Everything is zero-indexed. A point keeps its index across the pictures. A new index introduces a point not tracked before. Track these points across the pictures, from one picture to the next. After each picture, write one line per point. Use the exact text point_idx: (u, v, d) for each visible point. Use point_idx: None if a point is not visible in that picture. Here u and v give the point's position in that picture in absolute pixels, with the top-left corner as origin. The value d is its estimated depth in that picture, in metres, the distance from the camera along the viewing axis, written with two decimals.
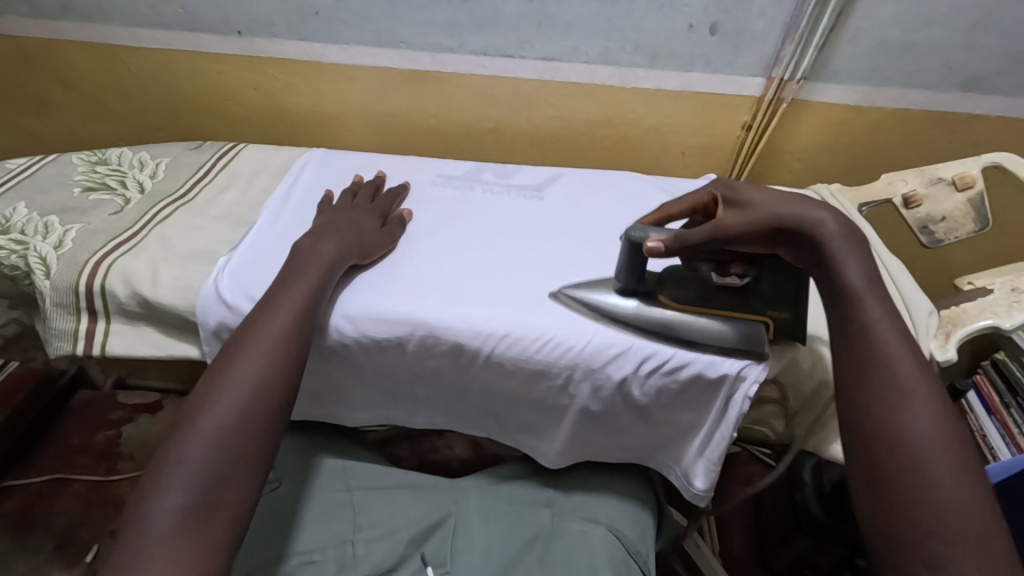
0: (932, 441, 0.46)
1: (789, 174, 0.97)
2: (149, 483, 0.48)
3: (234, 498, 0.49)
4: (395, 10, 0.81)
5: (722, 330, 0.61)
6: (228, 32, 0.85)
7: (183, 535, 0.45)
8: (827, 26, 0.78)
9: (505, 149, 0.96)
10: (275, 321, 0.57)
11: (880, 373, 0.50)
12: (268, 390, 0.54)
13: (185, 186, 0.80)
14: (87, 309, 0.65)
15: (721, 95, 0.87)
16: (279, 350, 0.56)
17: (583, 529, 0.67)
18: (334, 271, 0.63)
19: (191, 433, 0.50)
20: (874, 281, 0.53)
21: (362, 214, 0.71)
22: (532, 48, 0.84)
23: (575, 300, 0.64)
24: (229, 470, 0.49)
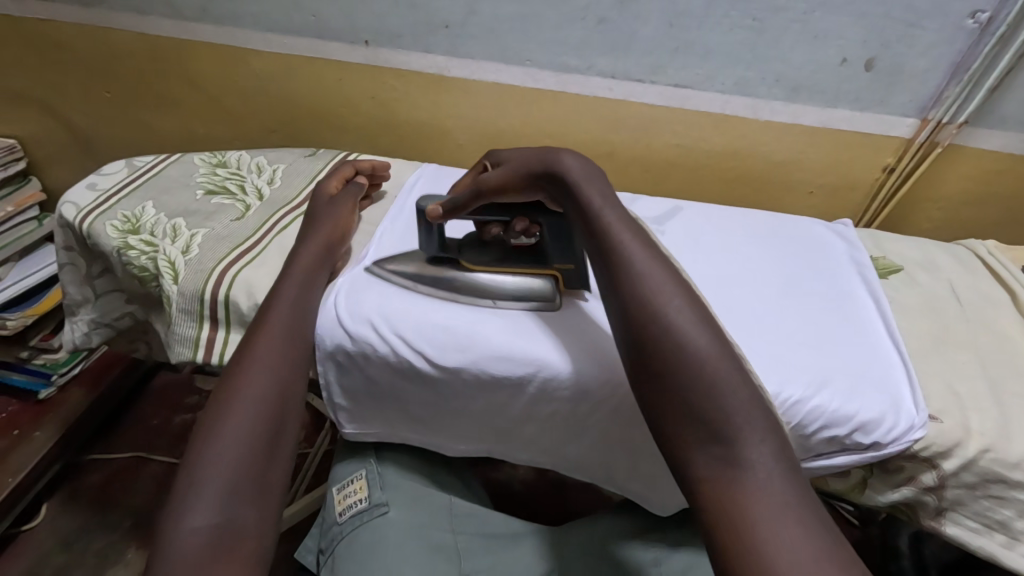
0: (699, 333, 0.44)
1: (927, 223, 0.88)
2: (177, 508, 0.45)
3: (259, 513, 0.47)
4: (526, 28, 0.78)
5: (516, 285, 0.65)
6: (355, 40, 0.84)
7: (209, 553, 0.43)
8: (1005, 68, 0.71)
9: (618, 175, 0.91)
10: (271, 329, 0.58)
11: (628, 276, 0.48)
12: (274, 411, 0.53)
13: (301, 194, 0.80)
14: (209, 317, 0.65)
15: (867, 134, 0.80)
16: (274, 357, 0.56)
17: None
18: (317, 276, 0.64)
19: (202, 458, 0.48)
20: (613, 201, 0.54)
21: (341, 207, 0.72)
22: (665, 74, 0.79)
23: (384, 272, 0.67)
24: (243, 483, 0.48)
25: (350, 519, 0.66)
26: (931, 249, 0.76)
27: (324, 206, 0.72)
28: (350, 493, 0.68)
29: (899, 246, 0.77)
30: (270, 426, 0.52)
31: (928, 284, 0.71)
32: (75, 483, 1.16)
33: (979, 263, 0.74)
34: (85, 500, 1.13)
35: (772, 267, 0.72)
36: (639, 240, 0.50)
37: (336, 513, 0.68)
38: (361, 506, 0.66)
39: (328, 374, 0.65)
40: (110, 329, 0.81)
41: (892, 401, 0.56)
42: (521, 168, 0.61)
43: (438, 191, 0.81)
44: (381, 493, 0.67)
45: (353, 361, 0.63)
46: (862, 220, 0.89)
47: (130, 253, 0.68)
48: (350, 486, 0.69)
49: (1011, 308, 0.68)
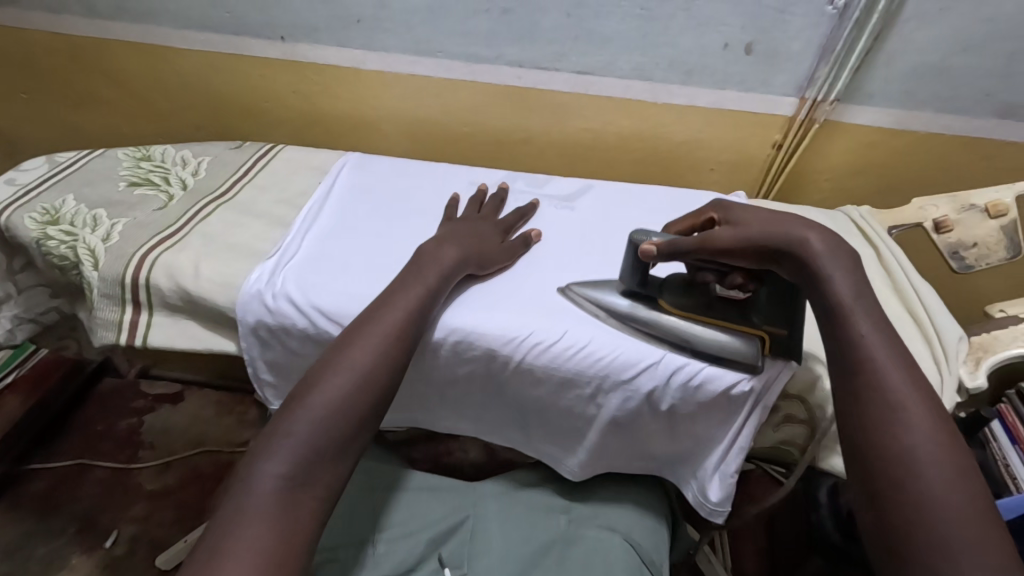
0: (940, 471, 0.43)
1: (817, 193, 0.96)
2: (257, 450, 0.50)
3: (328, 479, 0.51)
4: (435, 20, 0.83)
5: (716, 338, 0.61)
6: (272, 36, 0.87)
7: (276, 504, 0.47)
8: (863, 49, 0.79)
9: (536, 159, 0.97)
10: (395, 313, 0.59)
11: (870, 388, 0.47)
12: (369, 389, 0.55)
13: (224, 184, 0.82)
14: (131, 301, 0.67)
15: (754, 113, 0.88)
16: (387, 344, 0.57)
17: (599, 535, 0.67)
18: (449, 277, 0.65)
19: (300, 408, 0.52)
20: (863, 298, 0.51)
21: (485, 225, 0.74)
22: (569, 61, 0.85)
23: (585, 299, 0.66)
24: (330, 451, 0.51)
25: None
26: (810, 214, 0.85)
27: (483, 240, 0.71)
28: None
29: (785, 213, 0.85)
30: (358, 408, 0.54)
31: None
32: (16, 490, 1.15)
33: (853, 225, 0.81)
34: (27, 507, 1.12)
35: None
36: (896, 362, 0.48)
37: None
38: None
39: (253, 350, 0.68)
40: (36, 325, 0.82)
41: None
42: (757, 239, 0.55)
43: (364, 177, 0.85)
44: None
45: (275, 335, 0.66)
46: (762, 193, 0.96)
47: (49, 243, 0.69)
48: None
49: (875, 263, 0.76)
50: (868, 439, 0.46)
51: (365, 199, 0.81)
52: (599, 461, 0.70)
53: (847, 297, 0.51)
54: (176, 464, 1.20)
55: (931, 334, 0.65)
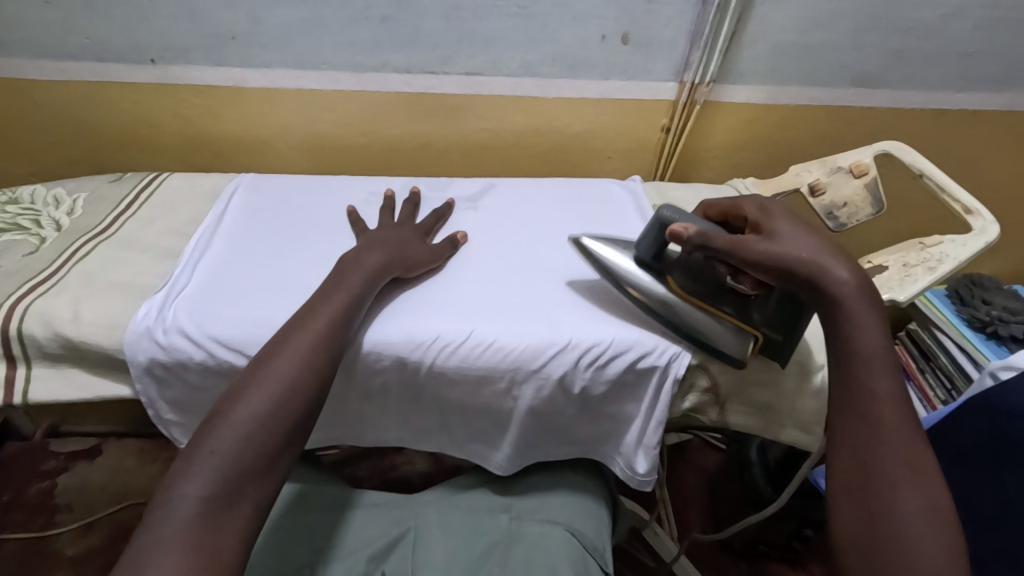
0: (931, 540, 0.43)
1: (709, 170, 1.02)
2: (177, 466, 0.47)
3: (257, 494, 0.48)
4: (314, 32, 0.81)
5: (712, 328, 0.63)
6: (142, 59, 0.83)
7: (198, 529, 0.44)
8: (728, 32, 0.84)
9: (438, 162, 0.97)
10: (319, 322, 0.58)
11: (875, 435, 0.48)
12: (299, 397, 0.53)
13: (105, 220, 0.77)
14: (5, 355, 0.63)
15: (640, 99, 0.91)
16: (311, 352, 0.55)
17: (541, 530, 0.65)
18: (373, 284, 0.64)
19: (226, 426, 0.49)
20: (887, 352, 0.51)
21: (407, 232, 0.74)
22: (455, 63, 0.86)
23: (597, 262, 0.68)
24: (257, 470, 0.49)
25: None
26: (702, 191, 0.90)
27: (407, 245, 0.71)
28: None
29: (678, 192, 0.90)
30: (291, 422, 0.52)
31: None
32: None
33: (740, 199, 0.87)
34: None
35: (573, 224, 0.81)
36: (901, 426, 0.48)
37: None
38: None
39: (150, 391, 0.64)
40: None
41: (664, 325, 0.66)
42: (788, 262, 0.54)
43: (259, 197, 0.82)
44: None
45: (172, 372, 0.63)
46: (658, 176, 1.01)
47: None
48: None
49: None
50: (860, 496, 0.46)
51: (262, 218, 0.78)
52: (524, 452, 0.71)
53: (875, 351, 0.51)
54: (100, 525, 1.03)
55: None
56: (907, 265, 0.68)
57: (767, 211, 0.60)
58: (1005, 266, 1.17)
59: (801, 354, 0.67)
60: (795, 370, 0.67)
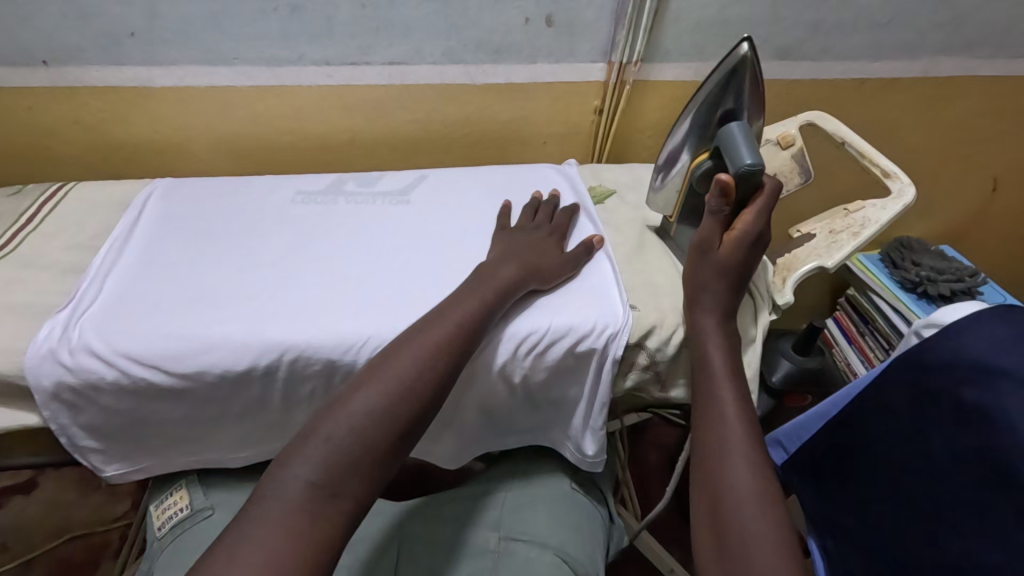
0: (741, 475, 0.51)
1: (644, 150, 1.01)
2: (292, 447, 0.48)
3: (358, 489, 0.48)
4: (221, 24, 0.77)
5: (664, 177, 0.69)
6: (32, 61, 0.77)
7: (301, 513, 0.45)
8: (652, 10, 0.83)
9: (369, 156, 0.94)
10: (450, 318, 0.57)
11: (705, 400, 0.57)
12: (417, 395, 0.52)
13: (2, 238, 0.72)
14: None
15: (570, 82, 0.90)
16: (433, 351, 0.54)
17: (529, 555, 0.63)
18: (514, 290, 0.62)
19: (341, 412, 0.49)
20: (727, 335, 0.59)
21: (542, 240, 0.71)
22: (377, 53, 0.83)
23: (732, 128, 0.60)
24: (362, 462, 0.48)
25: (169, 532, 0.65)
26: (638, 171, 0.90)
27: (542, 254, 0.68)
28: (170, 505, 0.67)
29: (613, 173, 0.90)
30: (401, 421, 0.50)
31: (633, 201, 0.84)
32: None
33: None
34: None
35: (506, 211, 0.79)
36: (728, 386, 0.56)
37: (155, 527, 0.67)
38: (182, 515, 0.66)
39: (61, 418, 0.60)
40: None
41: (600, 306, 0.65)
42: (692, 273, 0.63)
43: (176, 203, 0.77)
44: (204, 497, 0.67)
45: (83, 396, 0.59)
46: (595, 158, 1.00)
47: None
48: (169, 499, 0.68)
49: None
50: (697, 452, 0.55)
51: (179, 224, 0.74)
52: (470, 445, 0.70)
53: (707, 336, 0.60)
54: (39, 562, 0.97)
55: None
56: (833, 232, 0.69)
57: (759, 241, 0.62)
58: (933, 228, 1.22)
59: None
60: None
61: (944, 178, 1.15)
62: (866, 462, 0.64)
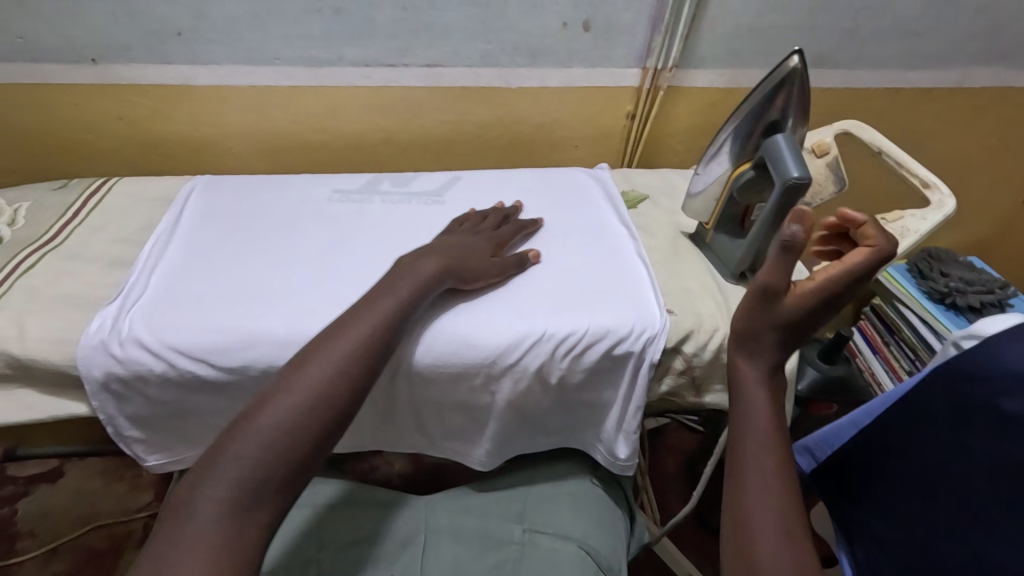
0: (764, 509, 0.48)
1: (674, 155, 1.02)
2: (201, 467, 0.46)
3: (279, 501, 0.46)
4: (264, 25, 0.78)
5: (704, 182, 0.71)
6: (80, 58, 0.78)
7: (219, 537, 0.43)
8: (689, 16, 0.84)
9: (402, 157, 0.95)
10: (367, 320, 0.55)
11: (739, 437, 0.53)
12: (331, 403, 0.49)
13: (50, 230, 0.73)
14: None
15: (603, 87, 0.91)
16: (350, 359, 0.52)
17: (554, 546, 0.63)
18: (427, 289, 0.61)
19: (245, 428, 0.47)
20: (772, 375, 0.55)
21: (473, 241, 0.69)
22: (414, 55, 0.84)
23: (776, 141, 0.61)
24: (279, 476, 0.46)
25: (199, 520, 0.63)
26: (669, 176, 0.91)
27: (468, 253, 0.66)
28: None
29: (645, 178, 0.90)
30: (318, 430, 0.48)
31: (666, 206, 0.85)
32: None
33: None
34: None
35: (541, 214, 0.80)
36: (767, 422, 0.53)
37: (186, 516, 0.64)
38: None
39: (108, 408, 0.61)
40: None
41: (637, 310, 0.65)
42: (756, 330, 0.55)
43: (216, 200, 0.79)
44: None
45: (130, 387, 0.60)
46: (625, 162, 1.00)
47: None
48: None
49: None
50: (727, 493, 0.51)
51: (221, 221, 0.75)
52: (502, 446, 0.70)
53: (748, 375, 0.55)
54: (67, 549, 0.99)
55: None
56: None
57: (830, 304, 0.54)
58: (963, 238, 1.21)
59: None
60: None
61: (974, 189, 1.14)
62: (903, 471, 0.62)
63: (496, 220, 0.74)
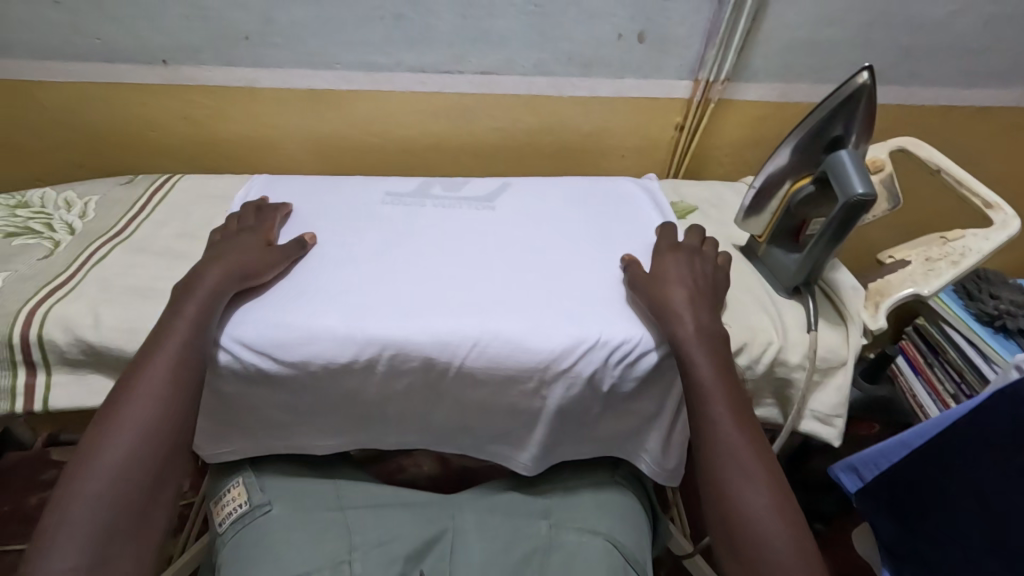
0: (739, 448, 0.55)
1: (720, 168, 1.02)
2: (33, 553, 0.47)
3: (127, 555, 0.49)
4: (327, 30, 0.80)
5: (758, 196, 0.71)
6: (152, 60, 0.82)
7: None
8: (744, 30, 0.84)
9: (450, 162, 0.96)
10: (164, 352, 0.57)
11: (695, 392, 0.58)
12: (144, 454, 0.52)
13: (119, 223, 0.76)
14: (24, 362, 0.62)
15: (653, 98, 0.91)
16: (157, 404, 0.55)
17: (579, 541, 0.64)
18: (208, 312, 0.61)
19: (80, 493, 0.49)
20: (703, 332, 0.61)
21: (245, 240, 0.70)
22: (470, 63, 0.85)
23: (841, 157, 0.61)
24: (118, 527, 0.49)
25: (230, 526, 0.64)
26: (718, 189, 0.91)
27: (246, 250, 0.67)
28: (228, 501, 0.66)
29: (693, 190, 0.90)
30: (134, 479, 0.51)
31: (716, 218, 0.85)
32: None
33: None
34: None
35: (590, 221, 0.81)
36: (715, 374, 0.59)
37: (217, 523, 0.65)
38: (241, 511, 0.64)
39: None
40: None
41: None
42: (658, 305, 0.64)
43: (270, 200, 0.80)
44: (263, 494, 0.66)
45: None
46: (671, 173, 1.01)
47: None
48: (228, 494, 0.67)
49: None
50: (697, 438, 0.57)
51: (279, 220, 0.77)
52: (551, 450, 0.70)
53: (686, 334, 0.61)
54: None
55: (828, 289, 0.71)
56: (930, 260, 0.69)
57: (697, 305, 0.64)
58: (1013, 260, 1.18)
59: (825, 350, 0.66)
60: (819, 368, 0.66)
61: None
62: (961, 494, 0.61)
63: (247, 215, 0.75)
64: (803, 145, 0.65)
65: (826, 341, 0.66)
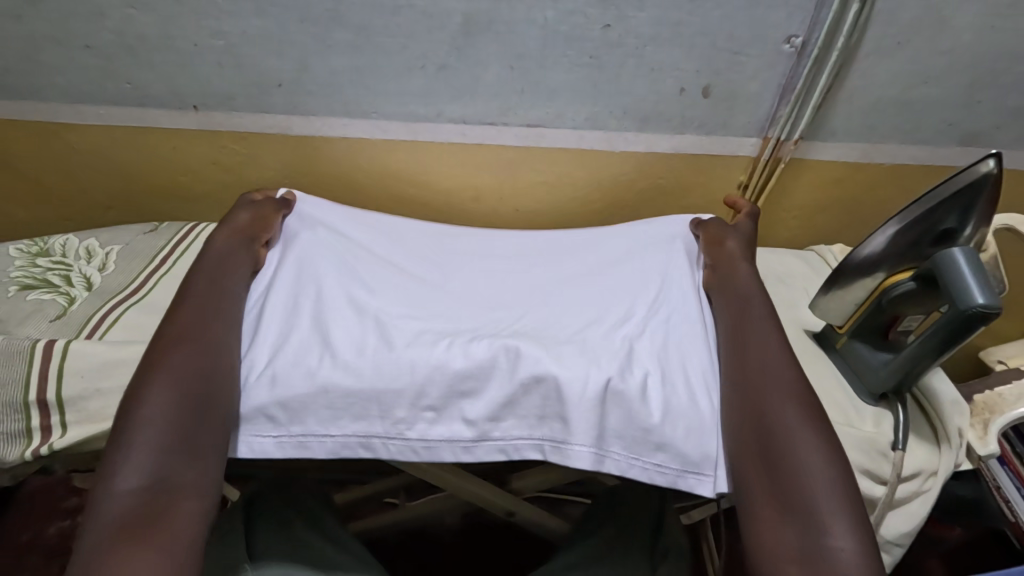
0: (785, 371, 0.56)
1: (785, 231, 0.92)
2: (109, 463, 0.47)
3: (188, 474, 0.48)
4: (365, 79, 0.75)
5: (844, 285, 0.61)
6: (183, 105, 0.78)
7: (140, 512, 0.45)
8: (824, 87, 0.75)
9: (490, 215, 0.90)
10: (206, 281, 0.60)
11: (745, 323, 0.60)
12: (194, 364, 0.53)
13: (136, 280, 0.72)
14: (36, 403, 0.59)
15: (717, 155, 0.83)
16: (199, 321, 0.57)
17: None
18: (235, 260, 0.64)
19: (143, 415, 0.49)
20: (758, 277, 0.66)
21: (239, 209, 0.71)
22: (516, 115, 0.79)
23: (958, 257, 0.52)
24: (177, 442, 0.49)
25: None
26: (787, 258, 0.80)
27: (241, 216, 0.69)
28: None
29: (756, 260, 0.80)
30: (195, 391, 0.52)
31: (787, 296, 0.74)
32: None
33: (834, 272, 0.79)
34: None
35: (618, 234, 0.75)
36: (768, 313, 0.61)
37: None
38: None
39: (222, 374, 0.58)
40: None
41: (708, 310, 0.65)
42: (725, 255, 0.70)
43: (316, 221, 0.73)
44: None
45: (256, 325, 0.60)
46: None
47: None
48: None
49: None
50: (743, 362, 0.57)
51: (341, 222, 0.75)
52: (609, 446, 0.55)
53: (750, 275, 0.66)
54: None
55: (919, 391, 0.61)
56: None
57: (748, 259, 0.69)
58: None
59: (920, 461, 0.57)
60: (912, 479, 0.56)
61: None
62: None
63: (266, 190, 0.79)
64: (906, 232, 0.56)
65: (919, 453, 0.57)
